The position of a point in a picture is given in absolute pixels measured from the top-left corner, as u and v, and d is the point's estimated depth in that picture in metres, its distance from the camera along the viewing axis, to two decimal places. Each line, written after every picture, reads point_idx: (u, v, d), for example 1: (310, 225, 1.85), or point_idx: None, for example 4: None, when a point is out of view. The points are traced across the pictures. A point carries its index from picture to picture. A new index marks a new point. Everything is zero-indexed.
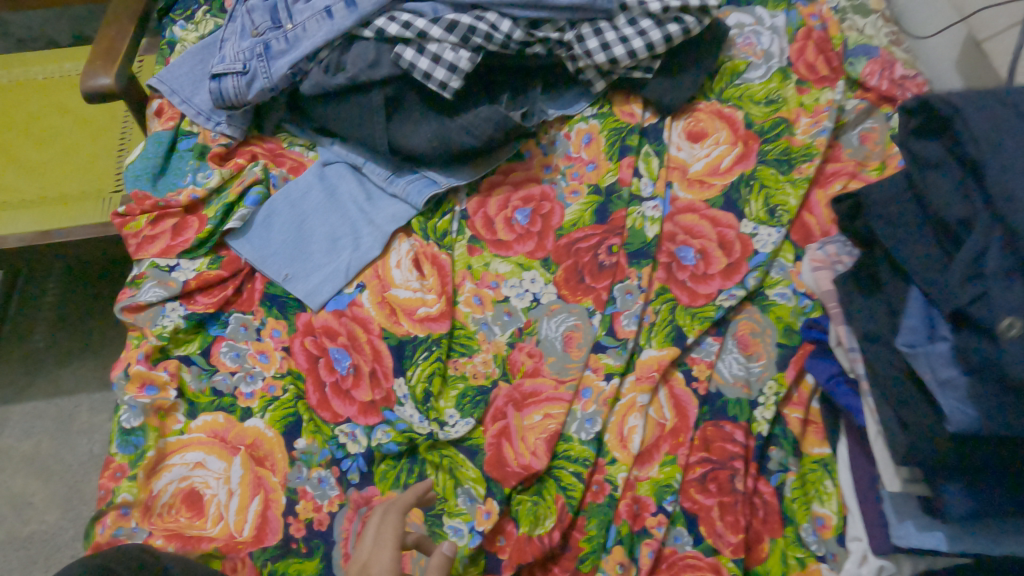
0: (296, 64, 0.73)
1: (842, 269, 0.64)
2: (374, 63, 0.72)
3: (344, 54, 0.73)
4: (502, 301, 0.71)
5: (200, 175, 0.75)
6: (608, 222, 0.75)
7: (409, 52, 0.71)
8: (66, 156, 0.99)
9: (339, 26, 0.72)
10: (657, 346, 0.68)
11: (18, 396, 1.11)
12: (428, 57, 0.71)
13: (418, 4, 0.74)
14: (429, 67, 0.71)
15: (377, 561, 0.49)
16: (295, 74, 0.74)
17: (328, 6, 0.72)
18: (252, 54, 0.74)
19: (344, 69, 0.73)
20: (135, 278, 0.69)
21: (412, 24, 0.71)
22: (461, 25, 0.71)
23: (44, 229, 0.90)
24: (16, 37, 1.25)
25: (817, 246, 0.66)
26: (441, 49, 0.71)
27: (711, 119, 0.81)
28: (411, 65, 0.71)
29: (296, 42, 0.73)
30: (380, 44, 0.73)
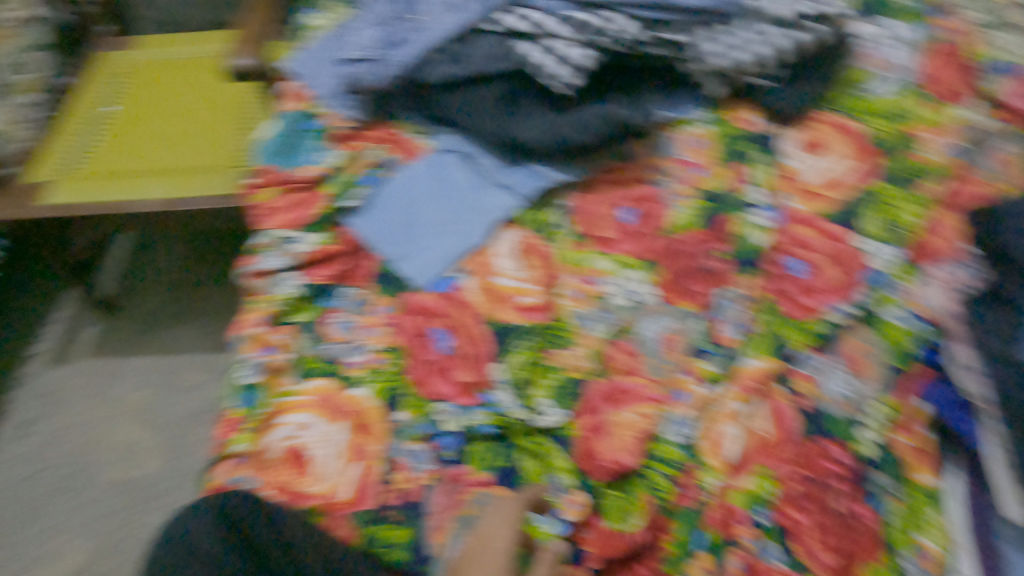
0: (423, 54, 0.76)
1: (970, 289, 0.65)
2: (499, 58, 0.75)
3: (469, 46, 0.76)
4: (602, 298, 0.71)
5: (322, 154, 0.79)
6: (714, 226, 0.74)
7: (535, 50, 0.74)
8: (197, 131, 1.06)
9: (467, 19, 0.76)
10: (759, 356, 0.67)
11: (132, 349, 1.19)
12: (552, 55, 0.73)
13: (544, 3, 0.76)
14: (553, 65, 0.73)
15: (502, 542, 0.55)
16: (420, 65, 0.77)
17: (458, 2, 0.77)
18: (383, 44, 0.77)
19: (469, 62, 0.75)
20: (259, 245, 0.74)
21: (540, 24, 0.75)
22: (586, 26, 0.74)
23: (171, 198, 0.97)
24: (160, 21, 1.36)
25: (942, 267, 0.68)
26: (566, 49, 0.73)
27: (831, 131, 0.79)
28: (535, 62, 0.74)
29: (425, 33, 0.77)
30: (506, 40, 0.75)
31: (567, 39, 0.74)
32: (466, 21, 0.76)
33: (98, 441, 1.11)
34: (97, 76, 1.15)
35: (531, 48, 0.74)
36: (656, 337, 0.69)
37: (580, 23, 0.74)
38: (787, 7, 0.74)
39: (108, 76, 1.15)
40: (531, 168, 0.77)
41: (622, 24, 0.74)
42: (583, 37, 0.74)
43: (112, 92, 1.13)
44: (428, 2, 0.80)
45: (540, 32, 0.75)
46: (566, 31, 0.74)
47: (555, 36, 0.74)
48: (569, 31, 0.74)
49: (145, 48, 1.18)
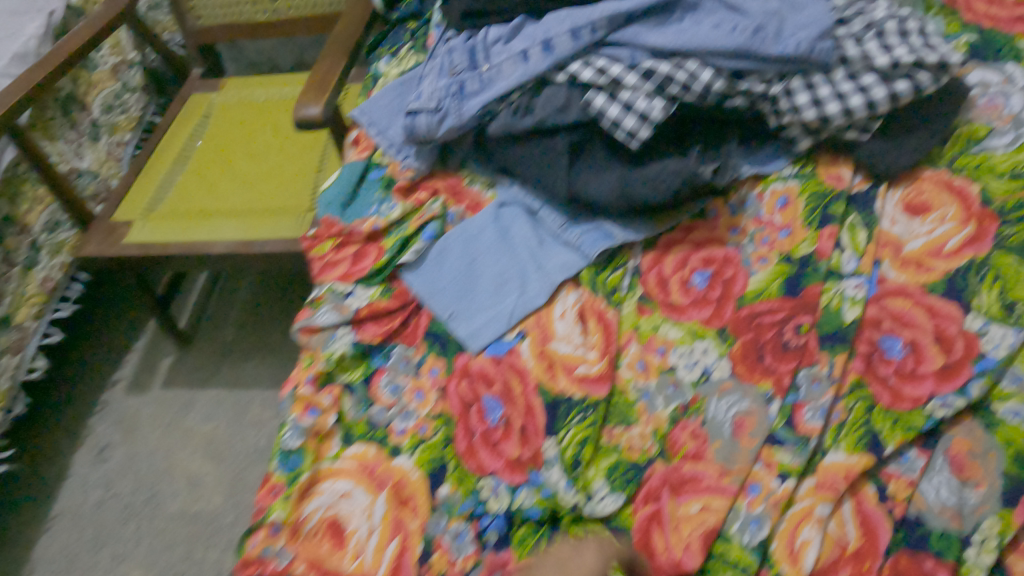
0: (487, 105, 0.72)
1: None
2: (563, 107, 0.71)
3: (535, 98, 0.72)
4: (668, 371, 0.66)
5: (384, 206, 0.77)
6: (799, 296, 0.67)
7: (600, 100, 0.69)
8: (271, 172, 1.08)
9: (533, 69, 0.71)
10: (845, 450, 0.59)
11: (204, 381, 1.22)
12: (619, 105, 0.68)
13: (616, 48, 0.71)
14: (619, 115, 0.68)
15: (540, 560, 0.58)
16: (485, 115, 0.74)
17: (525, 48, 0.72)
18: (446, 93, 0.74)
19: (531, 113, 0.72)
20: (314, 299, 0.72)
21: (607, 71, 0.69)
22: (658, 74, 0.68)
23: (244, 239, 0.99)
24: (249, 60, 1.40)
25: None
26: (633, 100, 0.68)
27: (936, 190, 0.70)
28: (601, 114, 0.69)
29: (490, 84, 0.73)
30: (572, 89, 0.71)
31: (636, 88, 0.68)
32: (529, 67, 0.71)
33: (166, 471, 1.14)
34: (184, 117, 1.20)
35: (598, 98, 0.69)
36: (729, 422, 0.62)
37: (653, 71, 0.68)
38: (887, 54, 0.68)
39: (195, 116, 1.19)
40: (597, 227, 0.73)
41: (697, 73, 0.68)
42: (654, 87, 0.68)
43: (196, 132, 1.17)
44: (494, 48, 0.75)
45: (607, 79, 0.69)
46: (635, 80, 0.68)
47: (625, 85, 0.69)
48: (638, 81, 0.68)
49: (232, 89, 1.23)
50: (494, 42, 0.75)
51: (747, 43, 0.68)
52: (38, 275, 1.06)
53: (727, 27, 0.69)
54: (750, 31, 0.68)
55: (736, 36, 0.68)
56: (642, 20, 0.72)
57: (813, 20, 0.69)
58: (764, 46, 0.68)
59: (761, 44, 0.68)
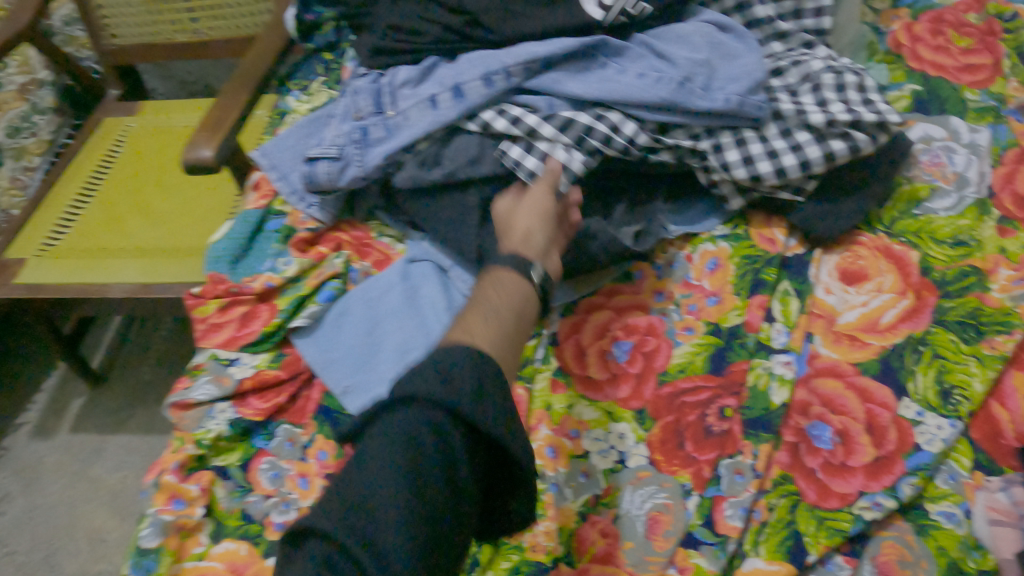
0: (391, 154, 0.66)
1: None
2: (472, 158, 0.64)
3: (445, 148, 0.66)
4: (580, 457, 0.60)
5: (280, 261, 0.70)
6: (725, 374, 0.61)
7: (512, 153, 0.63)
8: (184, 208, 1.00)
9: (442, 117, 0.65)
10: (765, 556, 0.53)
11: (115, 427, 1.14)
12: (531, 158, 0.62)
13: (533, 96, 0.65)
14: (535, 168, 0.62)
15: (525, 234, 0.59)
16: (390, 165, 0.67)
17: (434, 94, 0.66)
18: (348, 140, 0.67)
19: (437, 163, 0.65)
20: (192, 367, 0.65)
21: (522, 123, 0.63)
22: (574, 127, 0.62)
23: (146, 282, 0.91)
24: (177, 79, 1.32)
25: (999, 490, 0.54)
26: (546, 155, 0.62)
27: (874, 257, 0.65)
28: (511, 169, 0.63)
29: (396, 131, 0.67)
30: (483, 139, 0.65)
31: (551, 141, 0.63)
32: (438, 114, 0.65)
33: (67, 527, 1.05)
34: (96, 143, 1.11)
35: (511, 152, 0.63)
36: (642, 520, 0.56)
37: (569, 123, 0.62)
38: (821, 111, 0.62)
39: (107, 142, 1.11)
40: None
41: (618, 127, 0.63)
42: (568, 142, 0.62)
43: (106, 159, 1.08)
44: (401, 91, 0.69)
45: (520, 131, 0.63)
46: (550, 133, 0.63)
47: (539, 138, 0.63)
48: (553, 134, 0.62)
49: (150, 113, 1.15)
50: (401, 85, 0.69)
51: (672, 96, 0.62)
52: None
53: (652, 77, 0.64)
54: (676, 83, 0.62)
55: (661, 87, 0.62)
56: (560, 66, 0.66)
57: (744, 71, 0.64)
58: (690, 99, 0.62)
59: (688, 98, 0.62)
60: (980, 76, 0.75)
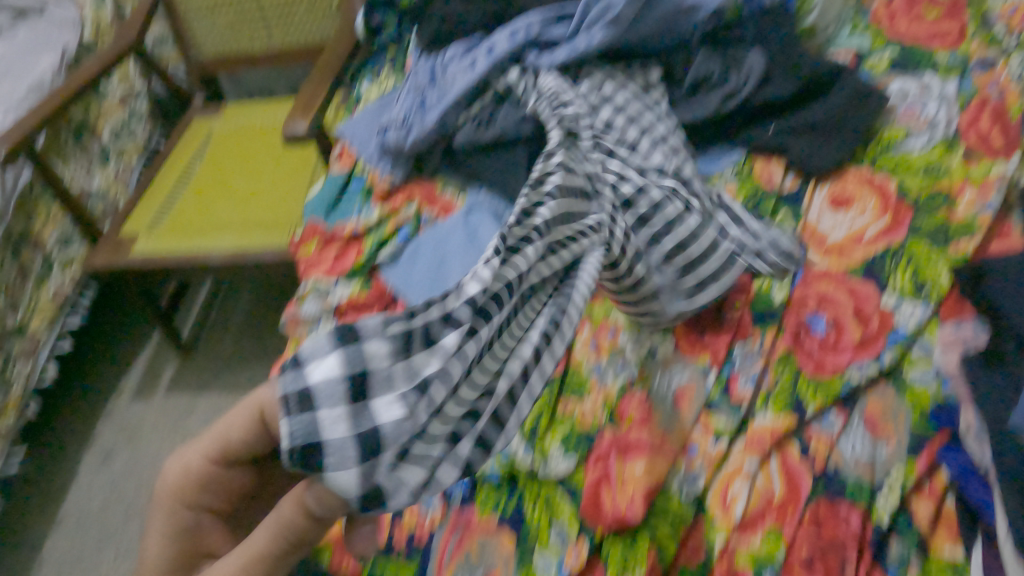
0: (446, 113, 0.81)
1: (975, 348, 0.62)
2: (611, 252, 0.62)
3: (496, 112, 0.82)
4: (618, 350, 0.73)
5: (364, 211, 0.86)
6: (734, 283, 0.76)
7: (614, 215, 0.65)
8: (266, 190, 1.17)
9: (477, 71, 0.81)
10: (772, 412, 0.66)
11: (202, 387, 1.26)
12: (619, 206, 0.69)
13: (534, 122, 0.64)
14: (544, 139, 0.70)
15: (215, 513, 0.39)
16: (446, 125, 0.82)
17: (472, 60, 0.83)
18: (413, 110, 0.85)
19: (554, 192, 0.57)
20: (301, 294, 0.80)
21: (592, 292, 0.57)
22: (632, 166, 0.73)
23: (242, 248, 1.06)
24: (248, 90, 1.50)
25: (952, 325, 0.65)
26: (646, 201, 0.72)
27: (859, 186, 0.78)
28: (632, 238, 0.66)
29: (447, 94, 0.82)
30: (520, 102, 0.80)
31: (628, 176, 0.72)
32: (475, 73, 0.81)
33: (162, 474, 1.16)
34: (187, 143, 1.29)
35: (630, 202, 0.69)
36: (671, 390, 0.70)
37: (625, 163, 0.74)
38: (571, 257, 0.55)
39: (195, 140, 1.29)
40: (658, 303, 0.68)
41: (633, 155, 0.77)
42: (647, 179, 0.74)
43: (197, 156, 1.26)
44: (450, 66, 0.86)
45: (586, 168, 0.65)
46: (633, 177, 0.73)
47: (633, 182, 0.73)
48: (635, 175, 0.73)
49: (233, 115, 1.33)
50: (450, 62, 0.86)
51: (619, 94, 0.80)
52: (50, 287, 1.14)
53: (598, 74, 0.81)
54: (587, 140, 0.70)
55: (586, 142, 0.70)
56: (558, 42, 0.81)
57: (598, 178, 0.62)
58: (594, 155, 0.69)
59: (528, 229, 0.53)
60: (949, 41, 0.88)
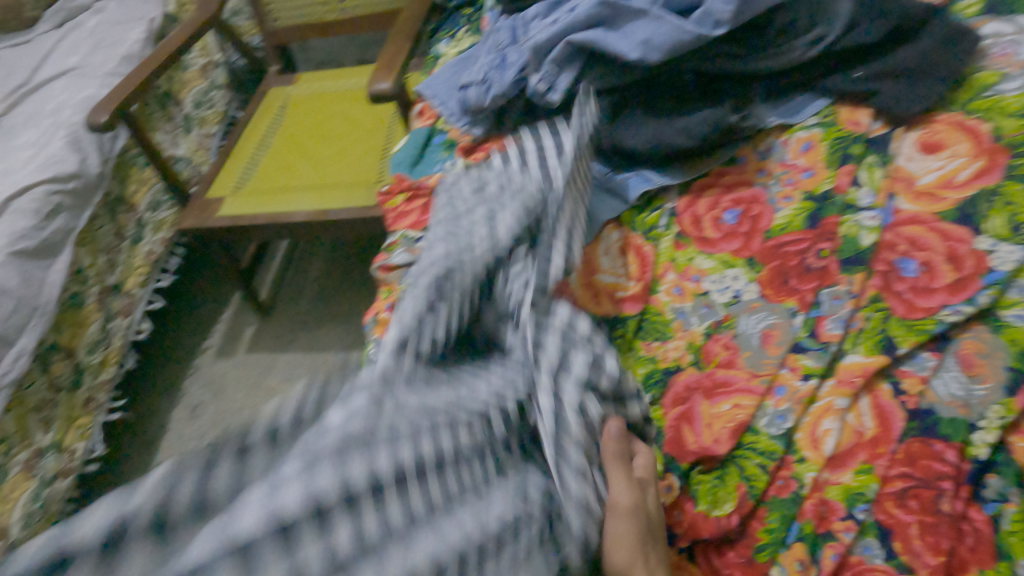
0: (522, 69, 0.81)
1: None
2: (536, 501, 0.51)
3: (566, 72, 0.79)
4: (702, 294, 0.75)
5: (447, 164, 0.88)
6: (819, 227, 0.74)
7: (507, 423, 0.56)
8: (342, 154, 1.20)
9: (558, 29, 0.78)
10: (863, 352, 0.67)
11: (283, 346, 1.32)
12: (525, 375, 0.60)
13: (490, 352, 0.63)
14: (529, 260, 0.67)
15: None
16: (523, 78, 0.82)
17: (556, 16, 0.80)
18: (490, 66, 0.85)
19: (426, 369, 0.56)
20: (390, 244, 0.83)
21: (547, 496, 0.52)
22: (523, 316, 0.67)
23: (321, 209, 1.10)
24: (317, 60, 1.55)
25: None
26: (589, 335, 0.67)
27: (950, 130, 0.73)
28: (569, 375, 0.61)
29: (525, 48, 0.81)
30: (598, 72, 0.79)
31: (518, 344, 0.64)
32: (556, 28, 0.78)
33: None
34: (265, 109, 1.34)
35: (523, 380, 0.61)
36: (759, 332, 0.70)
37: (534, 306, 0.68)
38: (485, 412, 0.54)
39: (274, 107, 1.33)
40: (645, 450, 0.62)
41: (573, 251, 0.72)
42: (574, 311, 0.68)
43: (275, 122, 1.30)
44: (532, 23, 0.85)
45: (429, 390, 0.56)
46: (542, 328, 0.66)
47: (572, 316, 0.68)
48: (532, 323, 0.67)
49: (306, 83, 1.37)
50: (532, 17, 0.85)
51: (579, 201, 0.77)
52: (143, 249, 1.21)
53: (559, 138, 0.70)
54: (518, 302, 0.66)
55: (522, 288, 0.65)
56: (656, 41, 0.70)
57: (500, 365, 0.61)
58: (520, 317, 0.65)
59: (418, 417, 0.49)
60: None
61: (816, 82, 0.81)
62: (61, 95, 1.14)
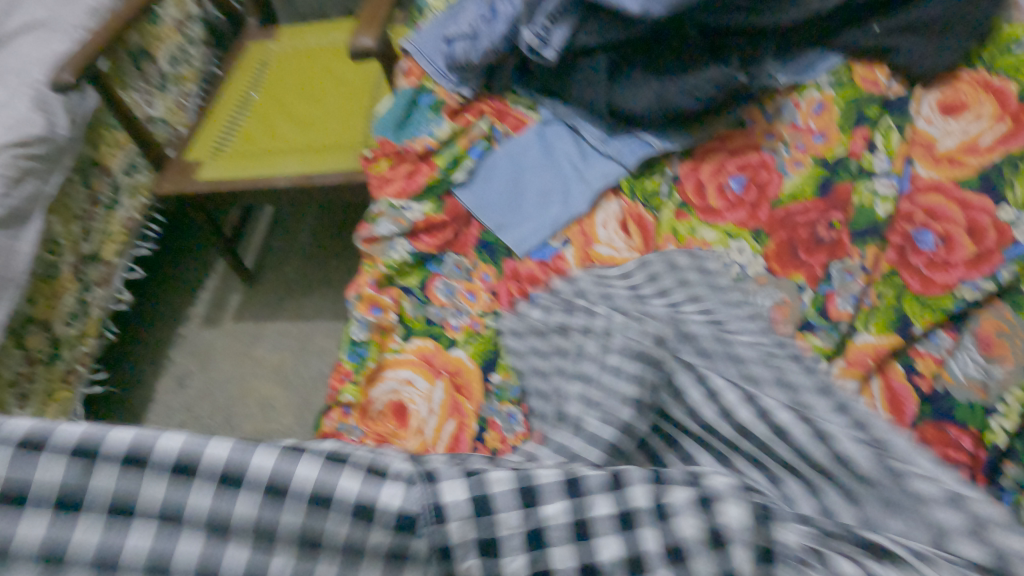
0: (513, 24, 0.75)
1: None
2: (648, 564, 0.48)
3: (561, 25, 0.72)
4: (705, 268, 0.71)
5: (434, 127, 0.81)
6: (830, 196, 0.70)
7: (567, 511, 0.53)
8: (326, 115, 1.14)
9: None
10: (875, 332, 0.63)
11: (271, 315, 1.28)
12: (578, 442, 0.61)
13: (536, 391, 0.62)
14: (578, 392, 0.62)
15: None
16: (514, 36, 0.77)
17: None
18: (481, 20, 0.78)
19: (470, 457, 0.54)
20: (373, 213, 0.78)
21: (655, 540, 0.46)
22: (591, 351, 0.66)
23: (306, 173, 1.04)
24: (301, 12, 1.47)
25: None
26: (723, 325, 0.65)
27: (975, 90, 0.68)
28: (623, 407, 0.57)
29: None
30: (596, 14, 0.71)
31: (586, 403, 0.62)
32: None
33: (240, 396, 1.19)
34: (245, 65, 1.27)
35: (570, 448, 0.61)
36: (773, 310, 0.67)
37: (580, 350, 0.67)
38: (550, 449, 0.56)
39: (254, 65, 1.26)
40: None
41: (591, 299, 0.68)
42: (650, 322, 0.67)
43: (255, 79, 1.23)
44: None
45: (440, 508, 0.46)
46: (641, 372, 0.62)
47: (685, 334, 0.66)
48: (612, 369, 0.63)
49: (286, 38, 1.30)
50: None
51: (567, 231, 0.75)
52: (120, 215, 1.15)
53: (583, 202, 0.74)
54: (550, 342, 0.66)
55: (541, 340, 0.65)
56: None
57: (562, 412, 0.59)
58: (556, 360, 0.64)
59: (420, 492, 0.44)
60: None
61: (830, 37, 0.75)
62: (21, 46, 1.05)
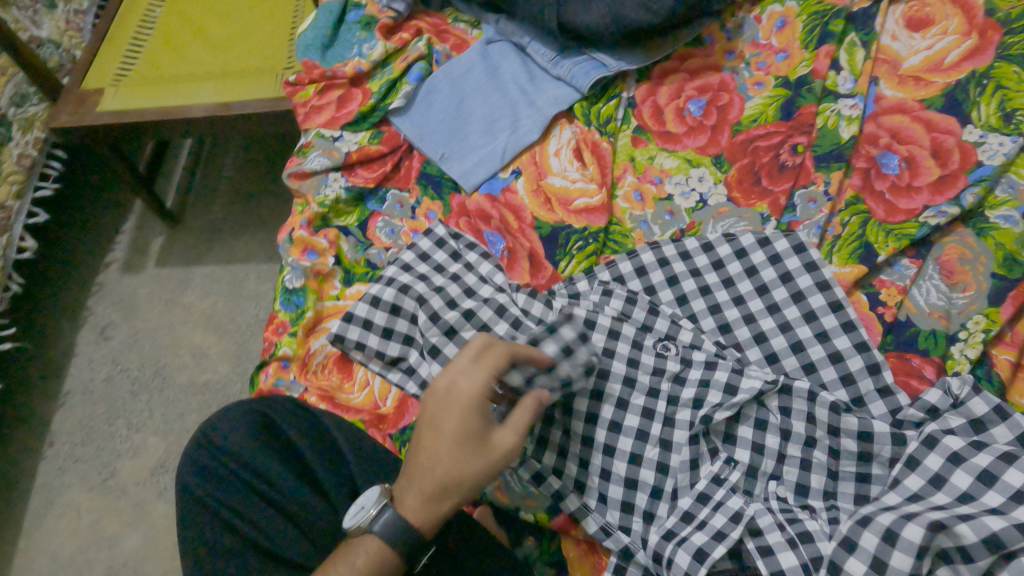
0: None
1: None
2: (658, 495, 0.54)
3: None
4: (665, 199, 0.66)
5: (365, 47, 0.73)
6: (794, 119, 0.66)
7: (596, 457, 0.56)
8: (244, 37, 1.02)
9: None
10: (839, 263, 0.61)
11: (196, 259, 1.13)
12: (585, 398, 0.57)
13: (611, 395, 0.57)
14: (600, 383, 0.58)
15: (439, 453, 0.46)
16: None
17: None
18: None
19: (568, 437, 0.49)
20: (303, 146, 0.71)
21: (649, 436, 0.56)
22: (618, 292, 0.61)
23: (224, 101, 0.94)
24: None
25: None
26: (729, 258, 0.62)
27: (940, 4, 0.67)
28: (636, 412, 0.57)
29: None
30: None
31: (611, 336, 0.59)
32: None
33: (170, 345, 1.06)
34: None
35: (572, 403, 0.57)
36: (751, 240, 0.62)
37: (597, 288, 0.62)
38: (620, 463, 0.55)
39: None
40: (937, 546, 0.44)
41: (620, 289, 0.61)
42: (659, 254, 0.63)
43: None
44: None
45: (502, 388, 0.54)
46: (669, 320, 0.60)
47: (694, 268, 0.62)
48: (644, 313, 0.61)
49: None
50: None
51: (516, 163, 0.68)
52: (13, 152, 0.97)
53: (564, 143, 0.69)
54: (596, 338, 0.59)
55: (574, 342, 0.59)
56: None
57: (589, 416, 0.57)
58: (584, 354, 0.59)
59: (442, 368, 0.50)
60: None
61: None
62: None
